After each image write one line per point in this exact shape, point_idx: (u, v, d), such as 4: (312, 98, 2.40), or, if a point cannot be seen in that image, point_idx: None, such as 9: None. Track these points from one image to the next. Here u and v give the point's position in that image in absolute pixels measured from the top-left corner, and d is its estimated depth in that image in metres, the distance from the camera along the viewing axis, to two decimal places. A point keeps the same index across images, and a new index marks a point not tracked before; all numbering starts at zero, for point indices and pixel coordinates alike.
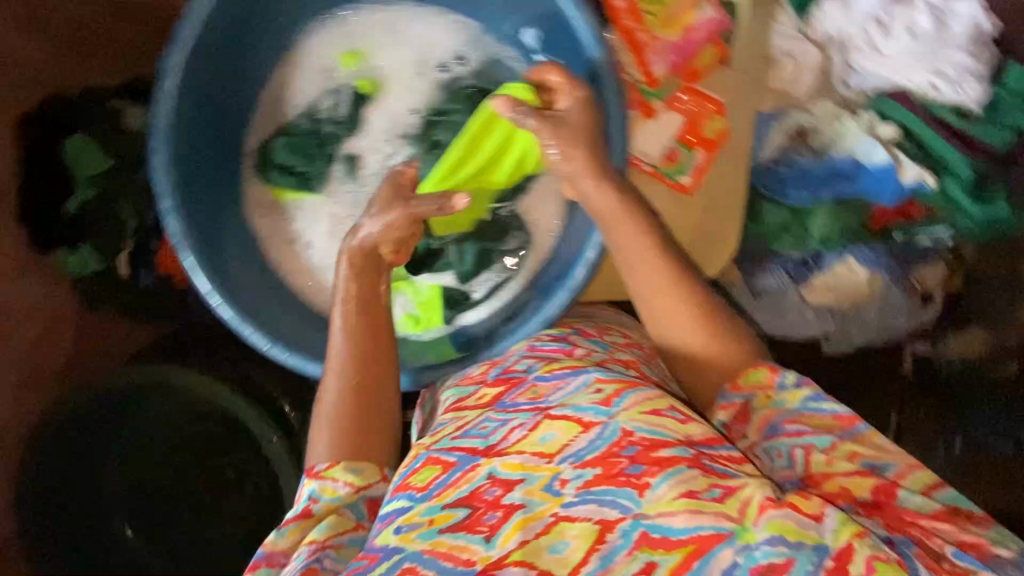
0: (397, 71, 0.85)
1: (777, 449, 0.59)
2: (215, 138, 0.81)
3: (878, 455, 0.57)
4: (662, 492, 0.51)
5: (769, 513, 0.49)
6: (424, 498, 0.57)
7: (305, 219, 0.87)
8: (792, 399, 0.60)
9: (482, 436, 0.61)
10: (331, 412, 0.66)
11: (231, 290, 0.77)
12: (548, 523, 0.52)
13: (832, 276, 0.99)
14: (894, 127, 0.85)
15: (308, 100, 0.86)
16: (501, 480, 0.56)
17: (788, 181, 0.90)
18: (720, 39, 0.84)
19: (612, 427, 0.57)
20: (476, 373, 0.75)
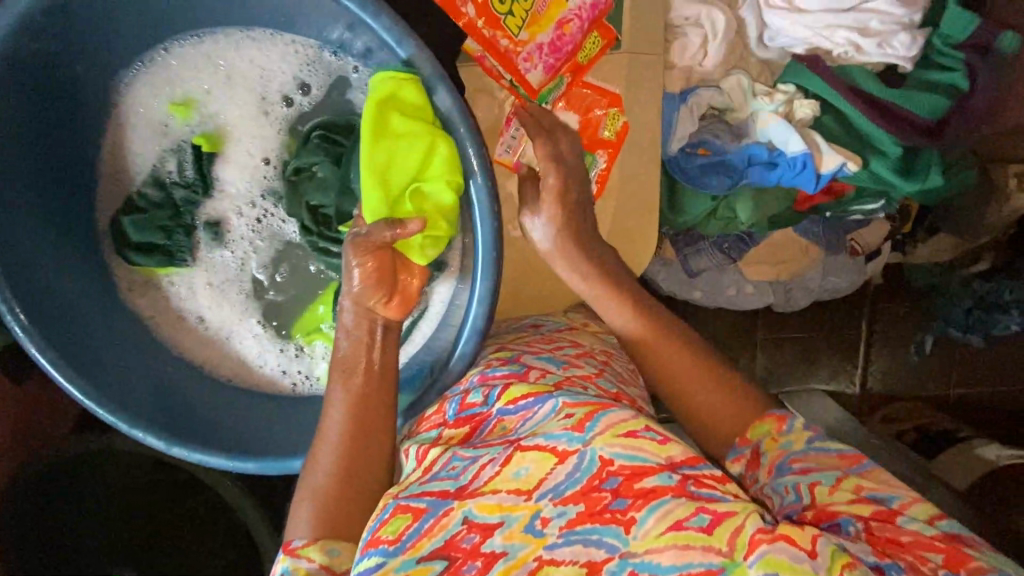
0: (238, 115, 0.73)
1: (783, 486, 0.56)
2: (55, 227, 0.71)
3: (880, 488, 0.54)
4: (649, 527, 0.50)
5: (761, 547, 0.47)
6: (397, 552, 0.51)
7: (186, 293, 0.80)
8: (798, 441, 0.58)
9: (453, 477, 0.56)
10: (318, 482, 0.63)
11: (114, 395, 0.71)
12: (533, 567, 0.50)
13: (769, 246, 0.94)
14: (810, 104, 0.73)
15: (150, 164, 0.75)
16: (479, 524, 0.52)
17: (710, 168, 0.79)
18: (604, 22, 0.71)
19: (589, 455, 0.54)
20: (435, 415, 0.69)
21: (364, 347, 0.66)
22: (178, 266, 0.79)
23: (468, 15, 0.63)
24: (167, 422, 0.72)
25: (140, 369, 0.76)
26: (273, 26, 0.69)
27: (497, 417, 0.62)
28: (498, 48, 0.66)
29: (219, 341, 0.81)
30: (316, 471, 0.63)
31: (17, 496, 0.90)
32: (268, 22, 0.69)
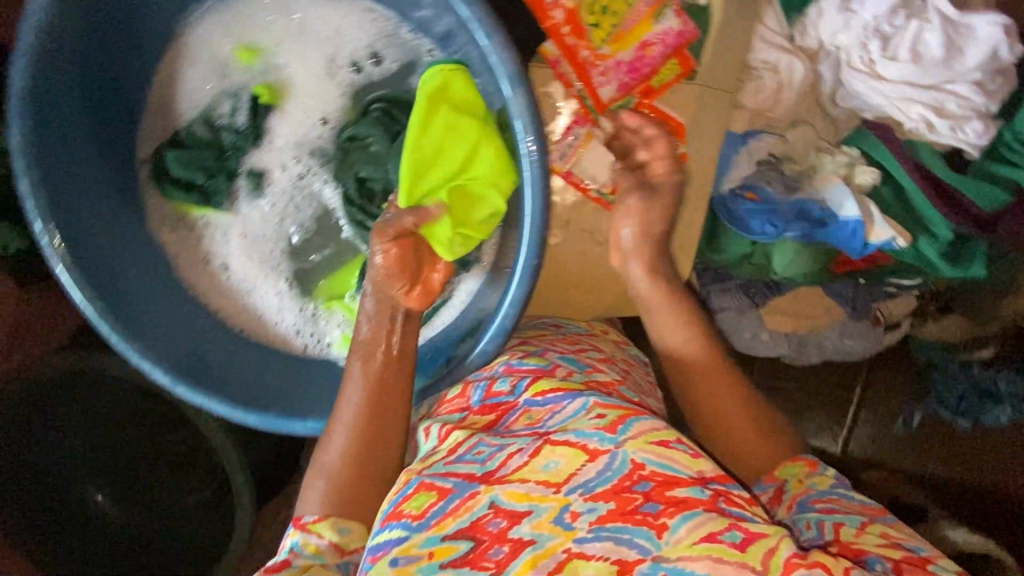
0: (302, 72, 0.73)
1: (804, 521, 0.56)
2: (100, 148, 0.71)
3: (911, 539, 0.52)
4: (680, 535, 0.50)
5: (798, 571, 0.48)
6: (420, 528, 0.54)
7: (216, 238, 0.79)
8: (822, 484, 0.59)
9: (479, 461, 0.58)
10: (332, 465, 0.64)
11: (133, 325, 0.70)
12: (561, 560, 0.51)
13: (795, 298, 0.93)
14: (872, 171, 0.73)
15: (203, 103, 0.74)
16: (506, 511, 0.53)
17: (752, 216, 0.80)
18: (685, 51, 0.69)
19: (621, 457, 0.55)
20: (457, 399, 0.73)
21: (384, 331, 0.67)
22: (213, 209, 0.78)
23: (556, 19, 0.69)
24: (178, 359, 0.72)
25: (162, 304, 0.76)
26: None
27: (523, 408, 0.64)
28: (578, 56, 0.70)
29: (239, 292, 0.81)
30: (328, 455, 0.65)
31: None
32: None
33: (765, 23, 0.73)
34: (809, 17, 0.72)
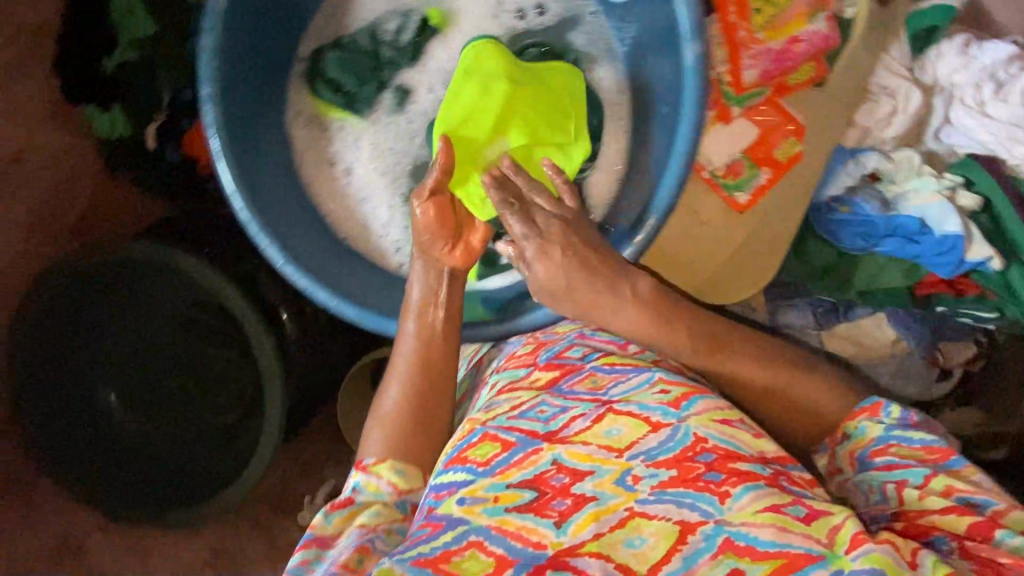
0: (471, 8, 0.79)
1: (868, 482, 0.59)
2: (274, 37, 0.77)
3: (975, 491, 0.54)
4: (743, 503, 0.50)
5: (865, 546, 0.48)
6: (485, 473, 0.56)
7: (346, 143, 0.84)
8: (876, 429, 0.61)
9: (542, 421, 0.60)
10: (391, 414, 0.68)
11: (257, 199, 0.75)
12: (623, 517, 0.52)
13: (860, 328, 0.91)
14: (976, 198, 0.80)
15: (373, 18, 0.80)
16: (569, 469, 0.55)
17: (842, 227, 0.86)
18: (823, 57, 0.76)
19: (682, 429, 0.56)
20: (523, 355, 0.73)
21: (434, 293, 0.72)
22: (353, 115, 0.82)
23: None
24: (293, 247, 0.77)
25: (283, 197, 0.80)
26: None
27: (590, 371, 0.65)
28: (734, 36, 0.75)
29: (353, 200, 0.85)
30: (383, 406, 0.69)
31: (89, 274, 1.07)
32: None
33: (892, 52, 0.80)
34: (931, 55, 0.80)
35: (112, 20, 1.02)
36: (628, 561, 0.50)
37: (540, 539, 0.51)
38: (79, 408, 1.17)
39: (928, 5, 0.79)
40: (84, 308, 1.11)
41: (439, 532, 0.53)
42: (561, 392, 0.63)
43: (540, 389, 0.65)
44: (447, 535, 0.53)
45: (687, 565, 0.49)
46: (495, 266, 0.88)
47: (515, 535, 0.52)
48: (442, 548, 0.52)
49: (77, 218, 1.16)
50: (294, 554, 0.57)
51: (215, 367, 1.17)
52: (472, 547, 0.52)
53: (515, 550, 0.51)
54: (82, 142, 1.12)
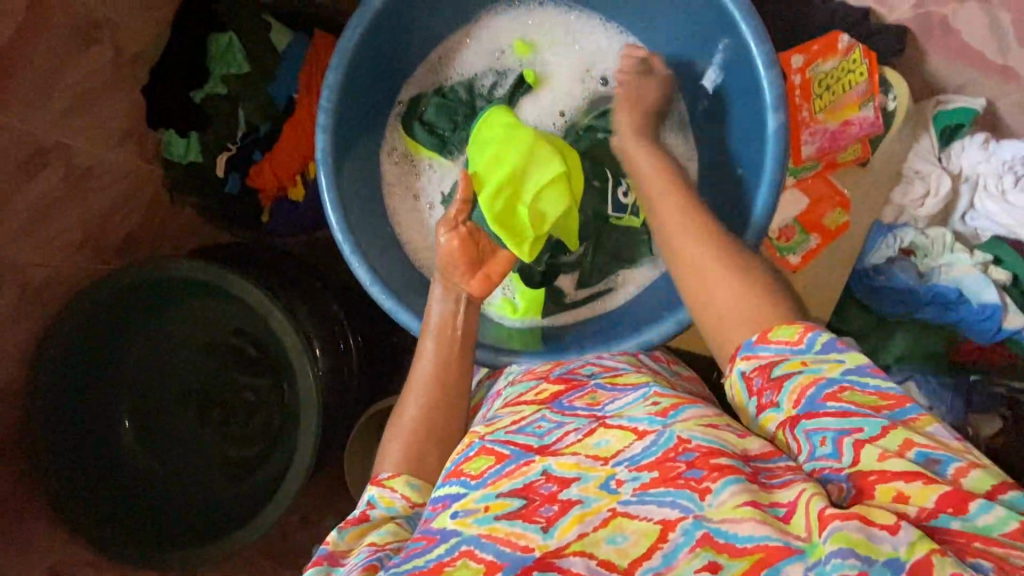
0: (560, 73, 0.91)
1: (819, 433, 0.51)
2: (384, 80, 0.86)
3: (933, 446, 0.49)
4: (724, 499, 0.48)
5: (833, 524, 0.45)
6: (477, 486, 0.54)
7: (432, 178, 0.91)
8: (831, 369, 0.53)
9: (538, 435, 0.59)
10: (407, 430, 0.66)
11: (348, 220, 0.79)
12: (605, 517, 0.50)
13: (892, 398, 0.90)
14: (1006, 273, 0.90)
15: (471, 73, 0.91)
16: (557, 477, 0.53)
17: (882, 294, 0.92)
18: (867, 141, 0.87)
19: (667, 435, 0.54)
20: (540, 370, 0.74)
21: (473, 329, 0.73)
22: (443, 155, 0.90)
23: (794, 79, 0.87)
24: (375, 265, 0.79)
25: (370, 221, 0.84)
26: (626, 27, 0.89)
27: (592, 389, 0.65)
28: (797, 114, 0.87)
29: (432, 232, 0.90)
30: (403, 417, 0.68)
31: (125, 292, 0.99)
32: (626, 24, 0.89)
33: (921, 142, 0.92)
34: (955, 148, 0.92)
35: (210, 57, 1.08)
36: (610, 556, 0.48)
37: (527, 543, 0.49)
38: (89, 436, 1.06)
39: (953, 107, 0.92)
40: (113, 327, 1.03)
41: (433, 544, 0.51)
42: (561, 408, 0.63)
43: (542, 403, 0.65)
44: (441, 547, 0.51)
45: (666, 563, 0.47)
46: (563, 304, 0.92)
47: (504, 540, 0.49)
48: (436, 560, 0.50)
49: (123, 238, 1.13)
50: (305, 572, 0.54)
51: (243, 395, 1.11)
52: (463, 556, 0.49)
53: (503, 554, 0.49)
54: (149, 165, 1.13)
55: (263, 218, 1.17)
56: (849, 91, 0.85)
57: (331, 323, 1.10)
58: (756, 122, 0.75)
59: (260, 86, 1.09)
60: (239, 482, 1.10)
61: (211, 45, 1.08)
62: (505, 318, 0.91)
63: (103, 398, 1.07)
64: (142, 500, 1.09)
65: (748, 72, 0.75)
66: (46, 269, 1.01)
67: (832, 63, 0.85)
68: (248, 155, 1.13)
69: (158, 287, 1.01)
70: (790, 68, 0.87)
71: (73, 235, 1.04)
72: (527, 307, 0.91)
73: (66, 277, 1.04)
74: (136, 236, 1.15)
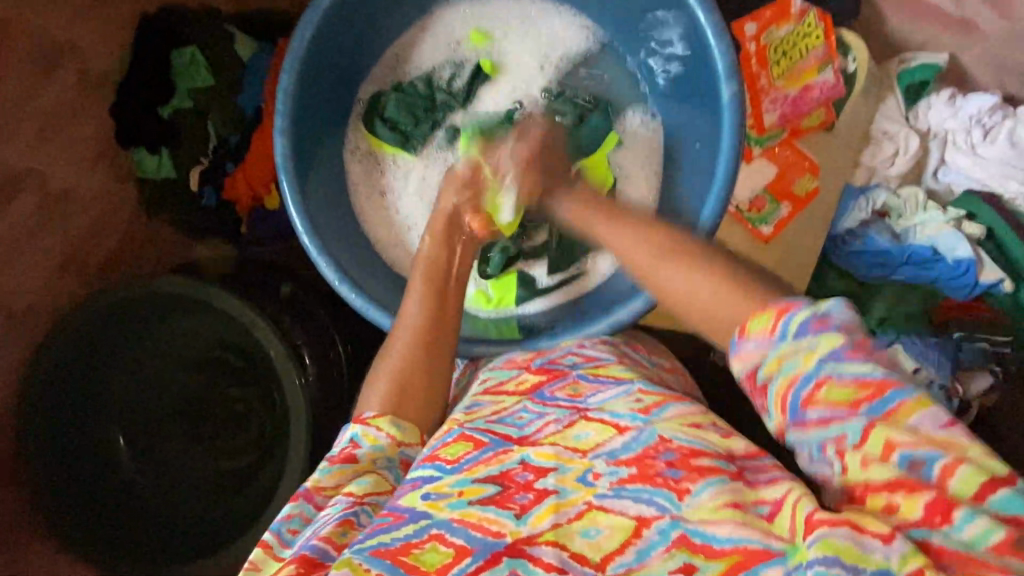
0: (518, 60, 0.91)
1: (802, 443, 0.47)
2: (341, 80, 0.86)
3: (919, 445, 0.42)
4: (703, 500, 0.48)
5: (819, 529, 0.43)
6: (453, 470, 0.54)
7: (398, 175, 0.91)
8: (806, 362, 0.47)
9: (518, 426, 0.60)
10: (393, 368, 0.67)
11: (316, 224, 0.79)
12: (581, 510, 0.50)
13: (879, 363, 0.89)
14: (980, 227, 0.89)
15: (429, 68, 0.91)
16: (535, 466, 0.54)
17: (859, 258, 0.92)
18: (830, 106, 0.86)
19: (649, 432, 0.55)
20: (520, 359, 0.74)
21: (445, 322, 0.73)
22: (407, 151, 0.90)
23: (749, 49, 0.86)
24: (343, 265, 0.79)
25: (338, 222, 0.84)
26: (579, 9, 0.89)
27: (575, 378, 0.66)
28: (756, 82, 0.87)
29: (401, 229, 0.90)
30: (379, 380, 0.66)
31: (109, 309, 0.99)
32: (579, 5, 0.89)
33: (887, 102, 0.92)
34: (923, 106, 0.92)
35: (173, 72, 1.08)
36: (583, 550, 0.47)
37: (498, 528, 0.48)
38: (85, 457, 1.06)
39: (916, 64, 0.91)
40: (99, 349, 1.03)
41: (400, 522, 0.50)
42: (542, 398, 0.64)
43: (523, 393, 0.66)
44: (411, 526, 0.50)
45: (640, 559, 0.46)
46: (535, 290, 0.92)
47: (476, 526, 0.49)
48: (403, 540, 0.49)
49: (104, 261, 1.12)
50: (289, 504, 0.57)
51: (234, 407, 1.11)
52: (433, 539, 0.48)
53: (473, 540, 0.48)
54: (124, 185, 1.12)
55: (240, 229, 1.17)
56: (806, 57, 0.85)
57: (315, 327, 1.10)
58: (713, 93, 0.75)
59: (226, 98, 1.09)
60: (232, 498, 1.09)
61: (173, 59, 1.08)
62: (480, 310, 0.92)
63: (93, 421, 1.06)
64: (139, 521, 1.08)
65: (699, 43, 0.75)
66: (25, 296, 1.00)
67: (787, 29, 0.84)
68: (221, 167, 1.13)
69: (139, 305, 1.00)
70: (745, 36, 0.86)
71: (53, 259, 1.04)
72: (500, 297, 0.92)
73: (45, 301, 1.03)
74: (121, 256, 1.14)
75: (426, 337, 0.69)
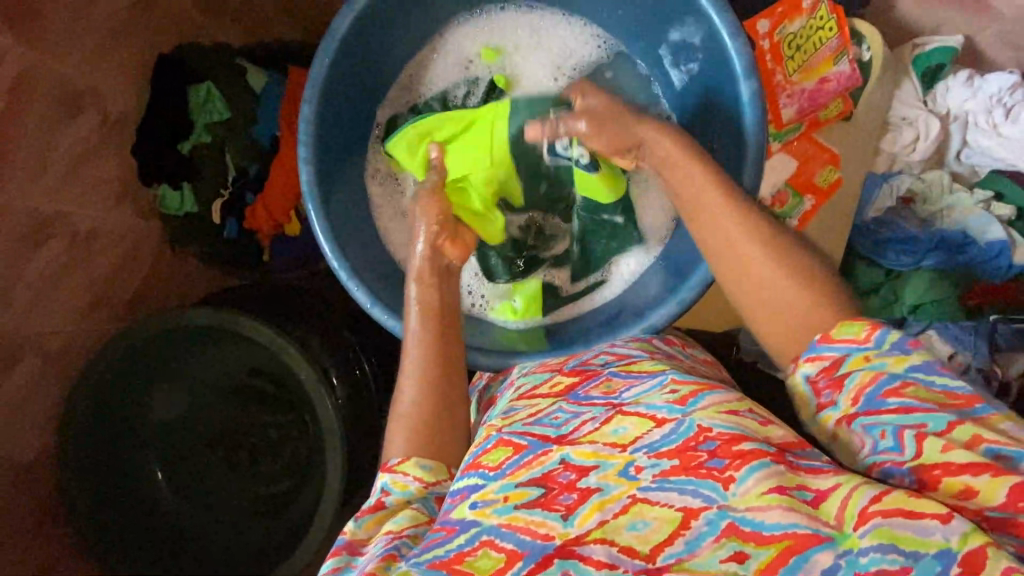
0: (530, 72, 0.92)
1: (879, 428, 0.49)
2: (360, 108, 0.88)
3: (1007, 442, 0.45)
4: (749, 486, 0.46)
5: (874, 519, 0.42)
6: (495, 476, 0.53)
7: (420, 195, 0.92)
8: (896, 364, 0.50)
9: (555, 426, 0.58)
10: (421, 335, 0.71)
11: (341, 245, 0.80)
12: (625, 504, 0.49)
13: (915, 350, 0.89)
14: (1010, 208, 0.89)
15: (444, 87, 0.93)
16: (576, 466, 0.52)
17: (886, 246, 0.91)
18: (847, 95, 0.87)
19: (687, 423, 0.52)
20: (553, 363, 0.73)
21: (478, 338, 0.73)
22: None
23: (763, 45, 0.87)
24: (372, 286, 0.80)
25: (365, 246, 0.85)
26: (590, 18, 0.90)
27: (607, 376, 0.64)
28: (772, 79, 0.87)
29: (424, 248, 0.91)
30: (401, 404, 0.67)
31: (135, 346, 0.99)
32: (589, 15, 0.89)
33: (905, 88, 0.92)
34: (939, 89, 0.92)
35: (190, 108, 1.09)
36: (631, 543, 0.47)
37: (547, 530, 0.48)
38: (122, 491, 1.06)
39: (931, 47, 0.92)
40: (134, 385, 1.03)
41: (452, 535, 0.50)
42: (577, 398, 0.61)
43: (557, 395, 0.64)
44: (461, 536, 0.49)
45: (689, 549, 0.45)
46: (559, 299, 0.93)
47: (524, 529, 0.48)
48: (456, 550, 0.49)
49: (130, 298, 1.12)
50: (326, 561, 0.55)
51: (268, 433, 1.12)
52: (484, 546, 0.48)
53: (524, 543, 0.48)
54: (148, 222, 1.13)
55: (265, 257, 1.20)
56: (821, 48, 0.85)
57: (344, 349, 1.11)
58: (732, 91, 0.75)
59: (244, 128, 1.11)
60: (271, 524, 1.09)
61: (190, 96, 1.09)
62: (508, 321, 0.91)
63: (129, 453, 1.07)
64: (177, 549, 1.09)
65: (714, 44, 0.75)
66: (59, 337, 1.02)
67: (799, 24, 0.84)
68: (243, 197, 1.14)
69: (165, 335, 0.99)
70: (758, 34, 0.86)
71: (82, 299, 1.05)
72: (527, 308, 0.91)
73: (79, 339, 1.05)
74: (144, 295, 1.15)
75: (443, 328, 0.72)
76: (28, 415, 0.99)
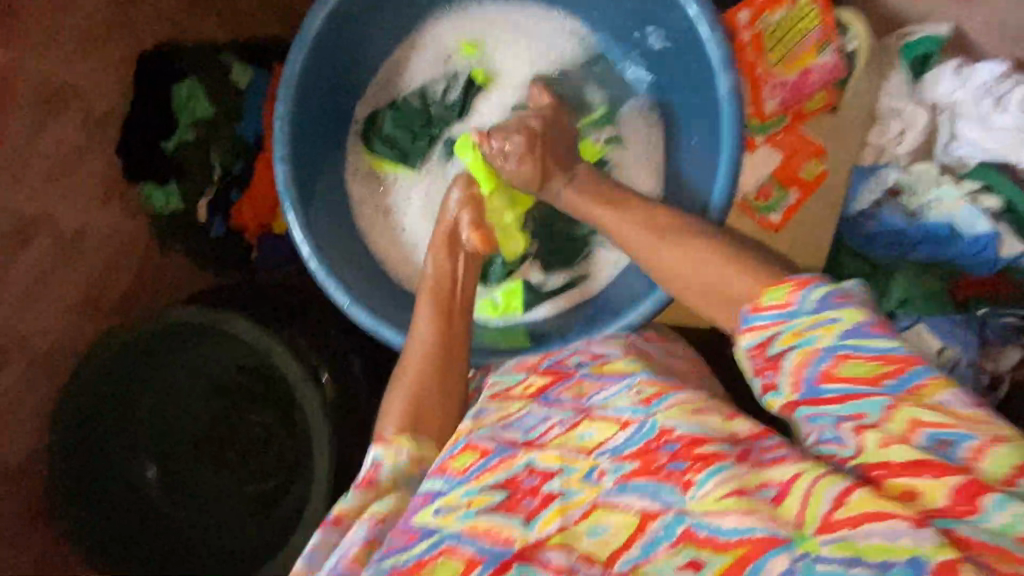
0: (510, 67, 0.91)
1: (819, 418, 0.49)
2: (338, 105, 0.87)
3: (946, 425, 0.45)
4: (708, 490, 0.46)
5: (839, 531, 0.42)
6: (461, 482, 0.53)
7: (400, 191, 0.92)
8: (826, 335, 0.51)
9: (523, 432, 0.58)
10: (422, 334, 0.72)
11: (318, 242, 0.80)
12: (586, 509, 0.49)
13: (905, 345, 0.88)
14: (996, 200, 0.87)
15: (423, 83, 0.92)
16: (541, 470, 0.52)
17: (874, 238, 0.91)
18: (832, 87, 0.86)
19: (650, 424, 0.52)
20: (531, 362, 0.72)
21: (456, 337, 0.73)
22: (406, 166, 0.91)
23: (743, 38, 0.84)
24: (350, 286, 0.80)
25: (345, 244, 0.85)
26: (570, 11, 0.89)
27: (579, 378, 0.64)
28: (754, 70, 0.85)
29: (405, 245, 0.91)
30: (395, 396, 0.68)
31: (126, 346, 0.99)
32: (569, 8, 0.88)
33: (891, 79, 0.90)
34: (928, 79, 0.91)
35: (173, 105, 1.09)
36: (591, 549, 0.46)
37: (508, 535, 0.48)
38: (113, 490, 1.06)
39: (918, 37, 0.90)
40: (125, 384, 1.04)
41: (414, 541, 0.49)
42: (547, 401, 0.61)
43: (529, 397, 0.64)
44: (423, 543, 0.49)
45: (646, 554, 0.45)
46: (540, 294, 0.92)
47: (485, 534, 0.48)
48: (415, 558, 0.48)
49: (118, 299, 1.11)
50: (314, 533, 0.57)
51: (257, 431, 1.11)
52: (445, 553, 0.48)
53: (484, 549, 0.47)
54: (134, 220, 1.11)
55: (250, 257, 1.19)
56: (804, 39, 0.84)
57: (331, 346, 1.11)
58: (712, 86, 0.74)
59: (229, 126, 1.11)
60: (261, 523, 1.09)
61: (174, 91, 1.08)
62: (488, 319, 0.91)
63: (120, 452, 1.07)
64: (169, 548, 1.10)
65: (693, 36, 0.74)
66: (49, 334, 1.02)
67: (781, 14, 0.83)
68: (229, 195, 1.14)
69: (152, 335, 0.99)
70: (738, 25, 0.84)
71: (68, 299, 1.05)
72: (507, 304, 0.91)
73: (66, 340, 1.05)
74: (136, 295, 1.14)
75: (434, 323, 0.72)
76: (19, 415, 0.99)
